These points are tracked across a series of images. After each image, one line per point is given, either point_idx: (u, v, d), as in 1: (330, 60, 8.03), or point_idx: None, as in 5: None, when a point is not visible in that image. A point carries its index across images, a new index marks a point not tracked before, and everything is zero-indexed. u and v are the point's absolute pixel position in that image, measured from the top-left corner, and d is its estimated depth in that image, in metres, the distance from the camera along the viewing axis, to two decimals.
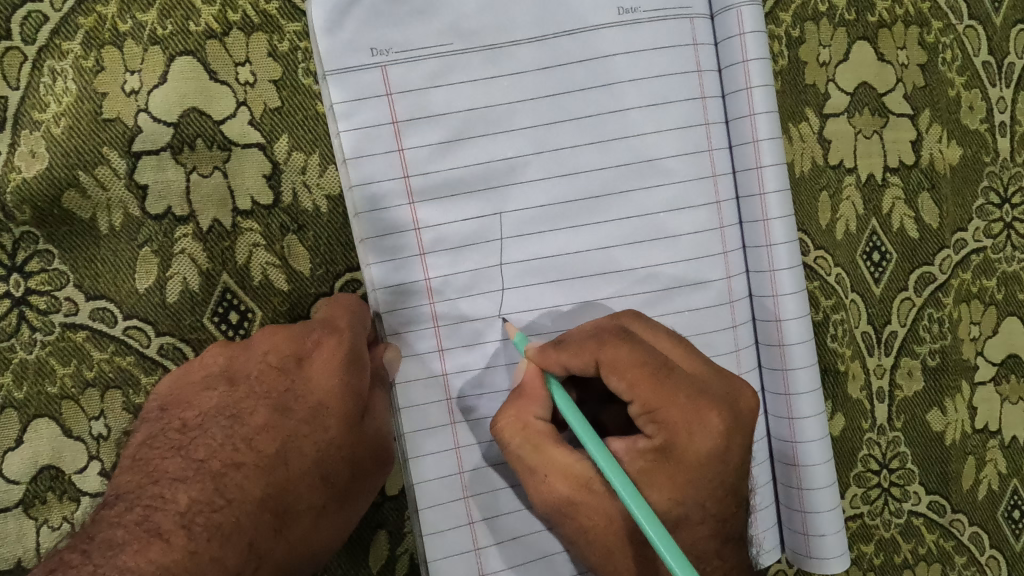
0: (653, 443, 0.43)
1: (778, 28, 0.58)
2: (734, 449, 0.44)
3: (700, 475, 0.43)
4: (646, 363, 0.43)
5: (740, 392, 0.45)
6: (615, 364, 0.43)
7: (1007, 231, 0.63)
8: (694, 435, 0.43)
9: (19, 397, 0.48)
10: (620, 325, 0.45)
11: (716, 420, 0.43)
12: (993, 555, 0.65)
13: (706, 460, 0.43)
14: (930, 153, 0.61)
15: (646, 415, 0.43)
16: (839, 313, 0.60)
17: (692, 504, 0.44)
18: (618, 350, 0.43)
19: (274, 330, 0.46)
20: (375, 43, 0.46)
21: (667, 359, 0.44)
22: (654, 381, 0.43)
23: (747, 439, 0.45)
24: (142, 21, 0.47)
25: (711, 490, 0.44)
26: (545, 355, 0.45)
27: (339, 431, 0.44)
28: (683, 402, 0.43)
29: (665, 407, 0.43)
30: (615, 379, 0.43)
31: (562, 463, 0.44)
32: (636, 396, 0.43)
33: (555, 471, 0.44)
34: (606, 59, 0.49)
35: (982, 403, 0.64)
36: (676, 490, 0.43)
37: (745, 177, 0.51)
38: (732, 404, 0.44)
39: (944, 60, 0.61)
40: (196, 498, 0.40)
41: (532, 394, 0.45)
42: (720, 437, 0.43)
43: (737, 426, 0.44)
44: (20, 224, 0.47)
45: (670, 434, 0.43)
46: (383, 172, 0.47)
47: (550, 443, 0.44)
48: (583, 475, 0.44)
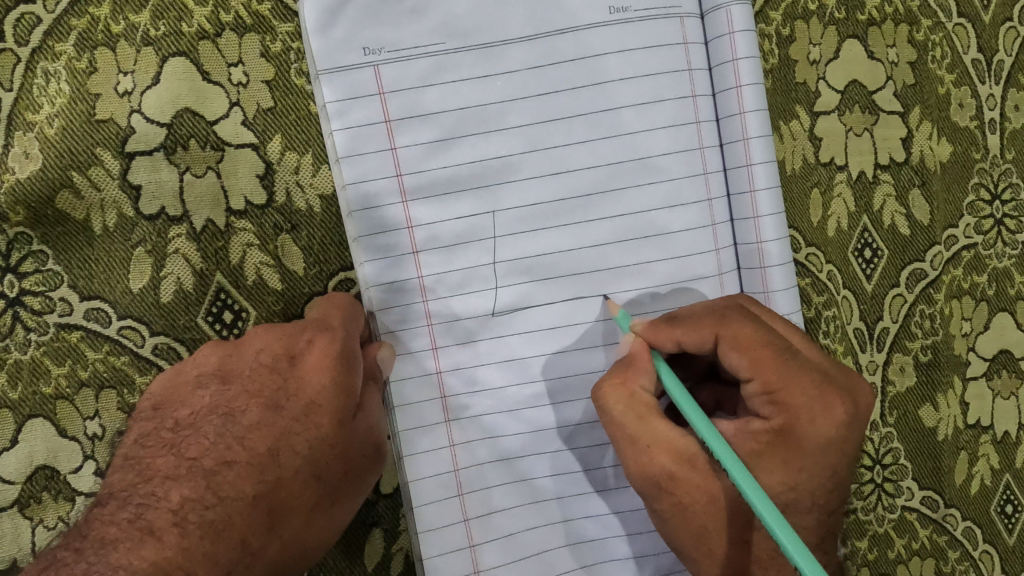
0: (771, 424, 0.44)
1: (768, 27, 0.58)
2: (850, 441, 0.45)
3: (814, 463, 0.44)
4: (770, 342, 0.44)
5: (861, 387, 0.46)
6: (737, 341, 0.45)
7: (998, 227, 0.64)
8: (816, 420, 0.44)
9: (14, 397, 0.48)
10: (739, 305, 0.47)
11: (839, 408, 0.44)
12: (987, 549, 0.65)
13: (824, 445, 0.44)
14: (920, 150, 0.61)
15: (765, 394, 0.44)
16: (831, 310, 0.60)
17: (804, 492, 0.44)
18: (740, 327, 0.45)
19: (266, 329, 0.47)
20: (366, 43, 0.46)
21: (789, 343, 0.45)
22: (778, 361, 0.44)
23: (862, 432, 0.46)
24: (135, 22, 0.48)
25: (822, 480, 0.45)
26: (658, 329, 0.46)
27: (332, 429, 0.44)
28: (807, 386, 0.44)
29: (786, 390, 0.44)
30: (736, 355, 0.44)
31: (666, 437, 0.44)
32: (758, 374, 0.44)
33: (659, 443, 0.44)
34: (598, 58, 0.49)
35: (974, 399, 0.64)
36: (789, 474, 0.44)
37: (736, 175, 0.52)
38: (853, 396, 0.45)
39: (934, 58, 0.61)
40: (188, 496, 0.41)
41: (640, 366, 0.45)
42: (840, 425, 0.44)
43: (858, 419, 0.45)
44: (14, 224, 0.47)
45: (790, 416, 0.44)
46: (376, 171, 0.47)
47: (656, 417, 0.44)
48: (686, 451, 0.44)
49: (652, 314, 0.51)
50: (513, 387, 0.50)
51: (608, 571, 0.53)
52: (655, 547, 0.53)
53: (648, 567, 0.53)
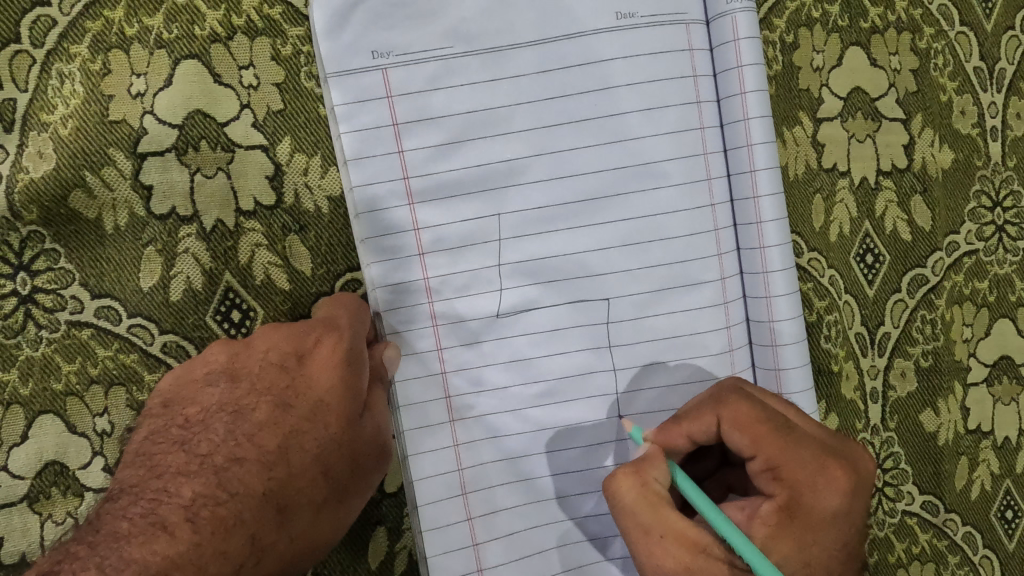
0: (778, 502, 0.44)
1: (772, 34, 0.59)
2: (856, 510, 0.45)
3: (824, 536, 0.45)
4: (767, 420, 0.45)
5: (860, 455, 0.47)
6: (736, 421, 0.45)
7: (999, 234, 0.64)
8: (820, 494, 0.45)
9: (25, 393, 0.49)
10: (734, 385, 0.48)
11: (841, 479, 0.45)
12: (987, 554, 0.66)
13: (830, 519, 0.45)
14: (922, 156, 0.62)
15: (768, 472, 0.45)
16: (832, 314, 0.61)
17: (819, 566, 0.44)
18: (737, 407, 0.46)
19: (274, 329, 0.47)
20: (375, 47, 0.47)
21: (785, 419, 0.46)
22: (778, 437, 0.45)
23: (864, 500, 0.46)
24: (149, 25, 0.48)
25: (833, 553, 0.45)
26: (667, 429, 0.47)
27: (340, 428, 0.45)
28: (808, 459, 0.45)
29: (788, 464, 0.44)
30: (738, 436, 0.45)
31: (678, 527, 0.43)
32: (760, 452, 0.45)
33: (674, 534, 0.43)
34: (604, 63, 0.50)
35: (975, 404, 0.65)
36: (802, 549, 0.44)
37: (740, 180, 0.52)
38: (852, 465, 0.46)
39: (936, 65, 0.62)
40: (200, 491, 0.41)
41: (653, 459, 0.45)
42: (843, 495, 0.45)
43: (859, 488, 0.46)
44: (27, 223, 0.48)
45: (796, 490, 0.44)
46: (383, 174, 0.48)
47: (666, 507, 0.43)
48: (701, 540, 0.42)
49: (655, 318, 0.52)
50: (517, 387, 0.51)
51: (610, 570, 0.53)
52: None
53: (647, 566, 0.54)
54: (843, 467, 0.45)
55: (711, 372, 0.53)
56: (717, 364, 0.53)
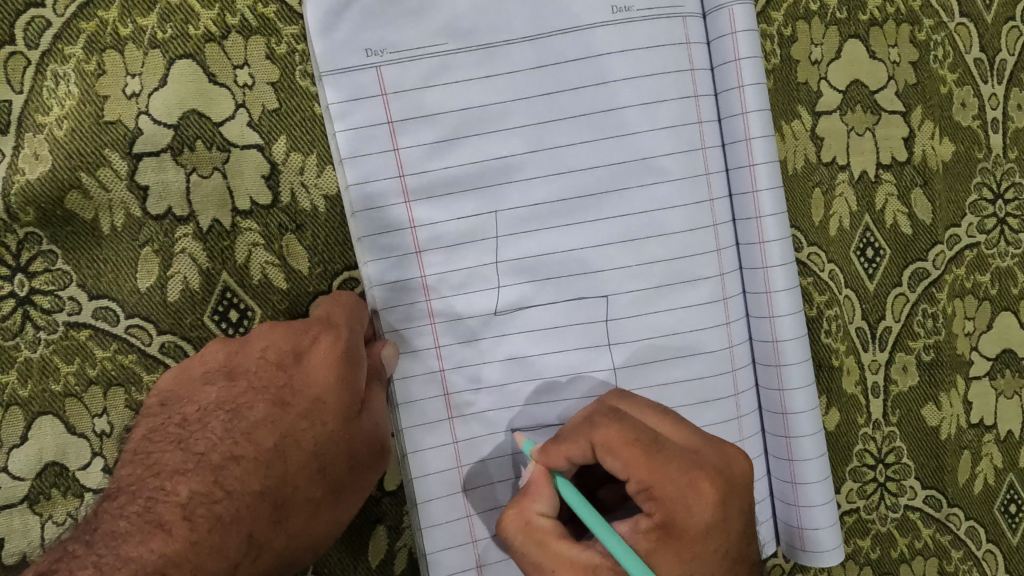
0: (653, 520, 0.44)
1: (770, 27, 0.58)
2: (734, 516, 0.44)
3: (705, 549, 0.44)
4: (637, 441, 0.44)
5: (735, 459, 0.46)
6: (607, 445, 0.44)
7: (1001, 226, 0.64)
8: (693, 508, 0.43)
9: (24, 395, 0.49)
10: (610, 407, 0.47)
11: (711, 490, 0.44)
12: (990, 549, 0.65)
13: (707, 532, 0.44)
14: (922, 149, 0.61)
15: (642, 492, 0.44)
16: (833, 309, 0.60)
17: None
18: (608, 429, 0.45)
19: (272, 327, 0.47)
20: (370, 44, 0.47)
21: (656, 435, 0.45)
22: (648, 457, 0.44)
23: (744, 505, 0.45)
24: (143, 25, 0.48)
25: (716, 564, 0.44)
26: (546, 452, 0.46)
27: (337, 425, 0.45)
28: (678, 475, 0.44)
29: (659, 483, 0.43)
30: (610, 460, 0.44)
31: (567, 556, 0.44)
32: (631, 474, 0.44)
33: (563, 564, 0.44)
34: (600, 58, 0.49)
35: (977, 398, 0.64)
36: (682, 564, 0.43)
37: (738, 174, 0.52)
38: (726, 472, 0.45)
39: (936, 57, 0.61)
40: (196, 490, 0.41)
41: (535, 492, 0.46)
42: (715, 506, 0.44)
43: (734, 494, 0.45)
44: (24, 225, 0.48)
45: (668, 508, 0.44)
46: (380, 172, 0.48)
47: (554, 538, 0.45)
48: (589, 564, 0.44)
49: (654, 314, 0.51)
50: (516, 384, 0.51)
51: None
52: None
53: None
54: (712, 477, 0.44)
55: (711, 368, 0.53)
56: (717, 360, 0.53)
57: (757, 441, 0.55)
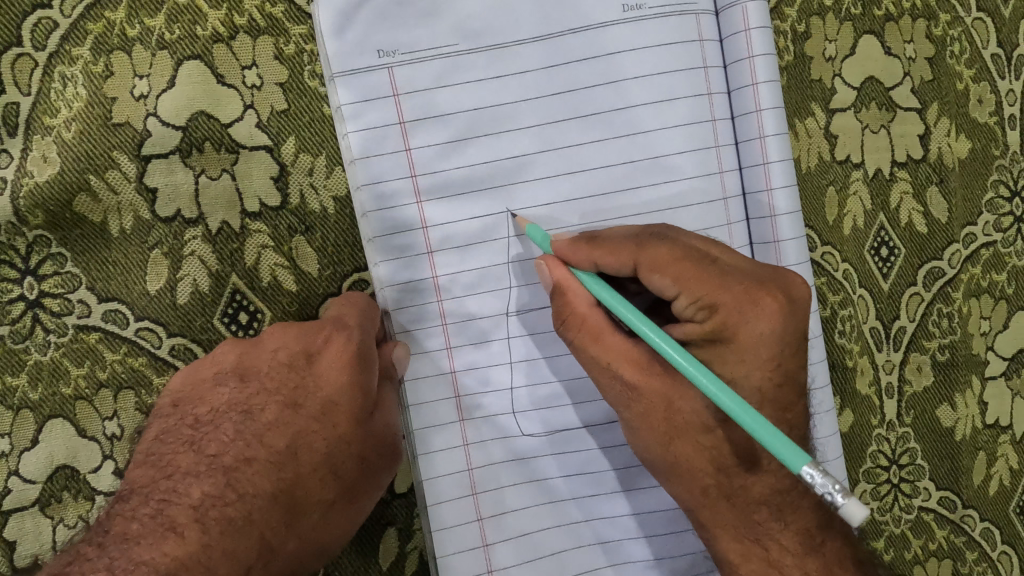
0: (708, 332, 0.43)
1: (783, 23, 0.57)
2: (790, 332, 0.44)
3: (752, 357, 0.43)
4: (689, 257, 0.43)
5: (793, 281, 0.45)
6: (655, 262, 0.43)
7: (1018, 225, 0.63)
8: (748, 316, 0.43)
9: (35, 398, 0.49)
10: (656, 228, 0.46)
11: (771, 305, 0.43)
12: (1005, 550, 0.65)
13: (762, 342, 0.43)
14: (938, 147, 0.60)
15: (694, 303, 0.43)
16: (846, 309, 0.59)
17: (746, 387, 0.43)
18: (657, 247, 0.44)
19: (285, 327, 0.46)
20: (381, 45, 0.47)
21: (706, 251, 0.44)
22: (700, 270, 0.43)
23: (802, 324, 0.45)
24: (150, 26, 0.48)
25: (764, 375, 0.44)
26: (576, 249, 0.44)
27: (349, 427, 0.45)
28: (734, 286, 0.43)
29: (715, 294, 0.43)
30: (658, 276, 0.43)
31: (620, 351, 0.45)
32: (683, 288, 0.43)
33: (617, 358, 0.45)
34: (613, 56, 0.49)
35: (992, 398, 0.64)
36: (724, 373, 0.43)
37: (752, 173, 0.51)
38: (785, 289, 0.44)
39: (952, 53, 0.60)
40: (209, 492, 0.41)
41: (570, 292, 0.45)
42: (773, 322, 0.43)
43: (793, 307, 0.44)
44: (33, 227, 0.48)
45: (721, 318, 0.43)
46: (391, 172, 0.47)
47: (606, 333, 0.45)
48: (639, 357, 0.44)
49: None
50: (527, 387, 0.50)
51: (623, 572, 0.53)
52: (670, 549, 0.53)
53: (661, 568, 0.53)
54: (772, 293, 0.43)
55: None
56: None
57: None
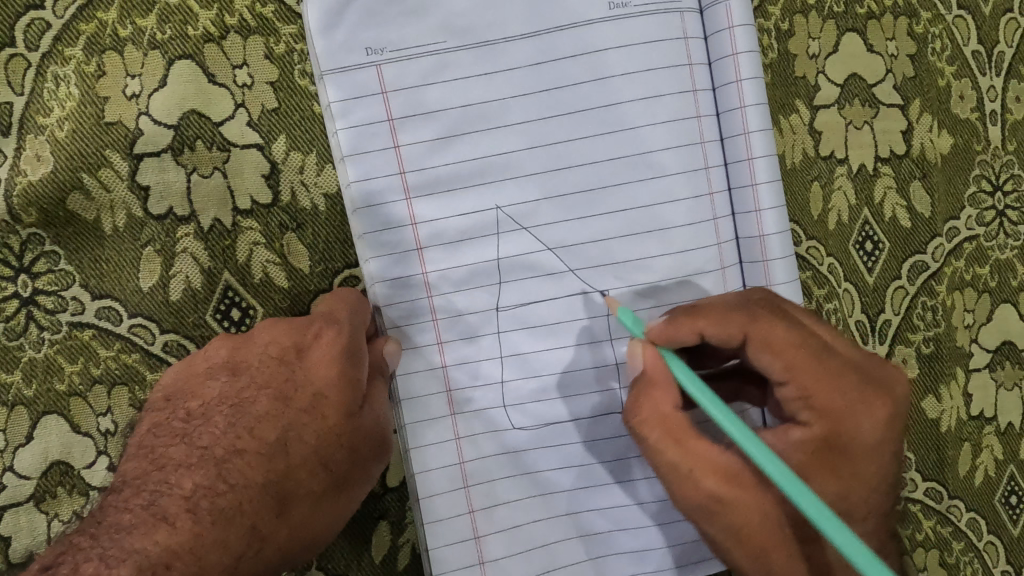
0: (815, 433, 0.45)
1: (767, 22, 0.58)
2: (894, 438, 0.46)
3: (864, 468, 0.45)
4: (803, 345, 0.45)
5: (898, 378, 0.47)
6: (767, 343, 0.45)
7: (1000, 218, 0.64)
8: (858, 420, 0.45)
9: (29, 395, 0.49)
10: (763, 299, 0.47)
11: (881, 408, 0.45)
12: (991, 540, 0.65)
13: (869, 448, 0.45)
14: (921, 142, 0.61)
15: (802, 398, 0.45)
16: (832, 302, 0.60)
17: (857, 499, 0.46)
18: (770, 328, 0.45)
19: (275, 323, 0.47)
20: (369, 43, 0.47)
21: (817, 340, 0.46)
22: (813, 361, 0.45)
23: (904, 428, 0.47)
24: (142, 26, 0.49)
25: (874, 487, 0.46)
26: (670, 326, 0.46)
27: (338, 419, 0.45)
28: (848, 387, 0.45)
29: (825, 393, 0.45)
30: (768, 359, 0.45)
31: (704, 453, 0.45)
32: (792, 377, 0.45)
33: (700, 462, 0.45)
34: (599, 54, 0.50)
35: (977, 390, 0.65)
36: (832, 483, 0.45)
37: (737, 169, 0.52)
38: (893, 392, 0.46)
39: (934, 50, 0.61)
40: (200, 483, 0.41)
41: (658, 385, 0.46)
42: (885, 429, 0.45)
43: (900, 414, 0.46)
44: (27, 226, 0.48)
45: (829, 421, 0.45)
46: (380, 169, 0.48)
47: (690, 436, 0.45)
48: (724, 464, 0.45)
49: (653, 309, 0.52)
50: (518, 381, 0.51)
51: (613, 563, 0.53)
52: (659, 538, 0.54)
53: (651, 559, 0.54)
54: (883, 397, 0.45)
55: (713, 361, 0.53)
56: None
57: None
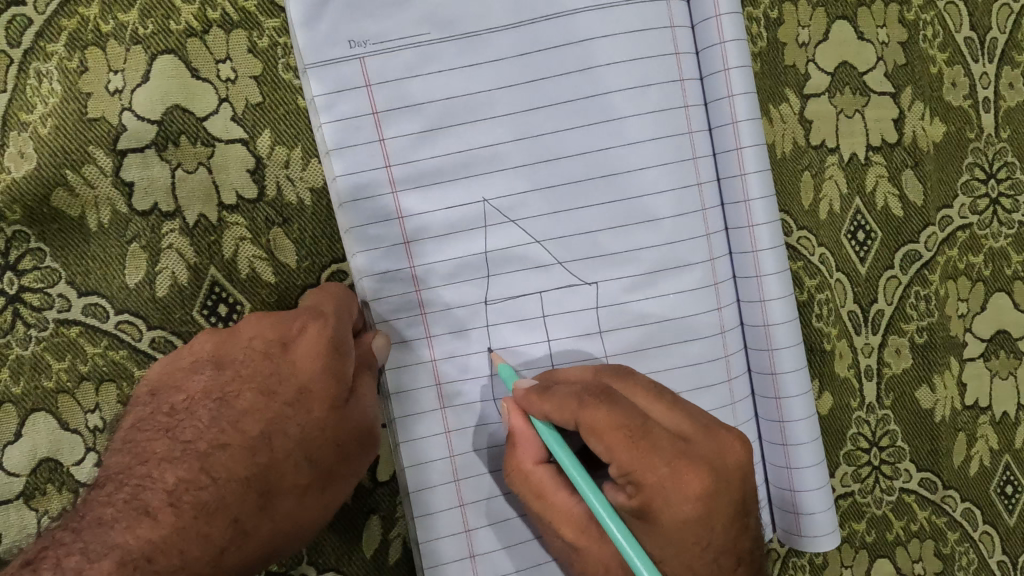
0: (633, 503, 0.44)
1: (756, 10, 0.58)
2: (718, 511, 0.44)
3: (680, 538, 0.44)
4: (622, 425, 0.43)
5: (728, 448, 0.44)
6: (592, 428, 0.43)
7: (994, 207, 0.63)
8: (672, 498, 0.43)
9: (17, 392, 0.49)
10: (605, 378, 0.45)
11: (697, 483, 0.43)
12: (987, 530, 0.65)
13: (686, 523, 0.43)
14: (912, 130, 0.61)
15: (624, 473, 0.43)
16: (824, 292, 0.60)
17: (677, 564, 0.44)
18: (596, 412, 0.43)
19: (259, 317, 0.47)
20: (353, 36, 0.47)
21: (644, 419, 0.43)
22: (632, 441, 0.43)
23: (733, 497, 0.45)
24: (124, 21, 0.48)
25: (695, 552, 0.44)
26: (529, 400, 0.45)
27: (323, 413, 0.45)
28: (660, 464, 0.43)
29: (642, 469, 0.43)
30: (593, 440, 0.43)
31: (560, 508, 0.46)
32: (613, 457, 0.43)
33: (556, 516, 0.46)
34: (585, 44, 0.49)
35: (971, 379, 0.64)
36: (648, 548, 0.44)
37: (725, 159, 0.52)
38: (716, 463, 0.44)
39: (925, 37, 0.61)
40: (183, 477, 0.41)
41: (523, 442, 0.47)
42: (698, 503, 0.43)
43: (721, 484, 0.44)
44: (11, 223, 0.48)
45: (646, 493, 0.43)
46: (366, 162, 0.48)
47: (548, 490, 0.47)
48: (580, 517, 0.46)
49: (644, 301, 0.51)
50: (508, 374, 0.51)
51: None
52: None
53: None
54: (697, 471, 0.43)
55: (705, 354, 0.53)
56: (709, 346, 0.53)
57: (751, 425, 0.55)
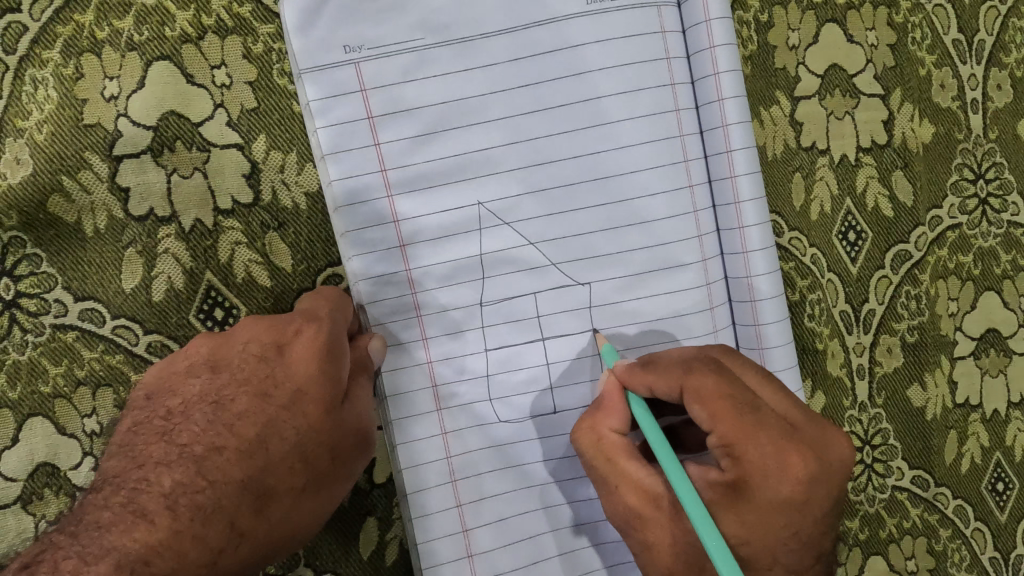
0: (726, 477, 0.43)
1: (746, 14, 0.58)
2: (814, 499, 0.43)
3: (768, 521, 0.43)
4: (730, 397, 0.43)
5: (831, 441, 0.44)
6: (698, 395, 0.43)
7: (983, 207, 0.64)
8: (770, 477, 0.42)
9: (13, 397, 0.49)
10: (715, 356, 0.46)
11: (800, 467, 0.42)
12: (979, 527, 0.66)
13: (778, 504, 0.43)
14: (902, 132, 0.61)
15: (723, 447, 0.43)
16: (815, 293, 0.61)
17: (760, 547, 0.43)
18: (705, 380, 0.43)
19: (255, 321, 0.47)
20: (347, 41, 0.47)
21: (753, 398, 0.44)
22: (738, 415, 0.43)
23: (828, 489, 0.44)
24: (119, 28, 0.49)
25: (778, 538, 0.43)
26: (633, 373, 0.46)
27: (318, 416, 0.45)
28: (765, 442, 0.42)
29: (745, 444, 0.42)
30: (698, 407, 0.43)
31: (633, 478, 0.45)
32: (716, 427, 0.43)
33: (628, 485, 0.45)
34: (577, 49, 0.50)
35: (962, 377, 0.65)
36: (732, 527, 0.43)
37: (717, 161, 0.52)
38: (820, 454, 0.44)
39: (914, 39, 0.61)
40: (180, 480, 0.42)
41: (610, 408, 0.47)
42: (795, 488, 0.43)
43: (822, 473, 0.43)
44: (7, 228, 0.48)
45: (744, 468, 0.42)
46: (361, 166, 0.48)
47: (623, 457, 0.46)
48: (653, 490, 0.45)
49: (636, 302, 0.52)
50: (503, 375, 0.51)
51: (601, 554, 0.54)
52: None
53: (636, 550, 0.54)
54: (802, 455, 0.43)
55: None
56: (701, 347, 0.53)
57: None
